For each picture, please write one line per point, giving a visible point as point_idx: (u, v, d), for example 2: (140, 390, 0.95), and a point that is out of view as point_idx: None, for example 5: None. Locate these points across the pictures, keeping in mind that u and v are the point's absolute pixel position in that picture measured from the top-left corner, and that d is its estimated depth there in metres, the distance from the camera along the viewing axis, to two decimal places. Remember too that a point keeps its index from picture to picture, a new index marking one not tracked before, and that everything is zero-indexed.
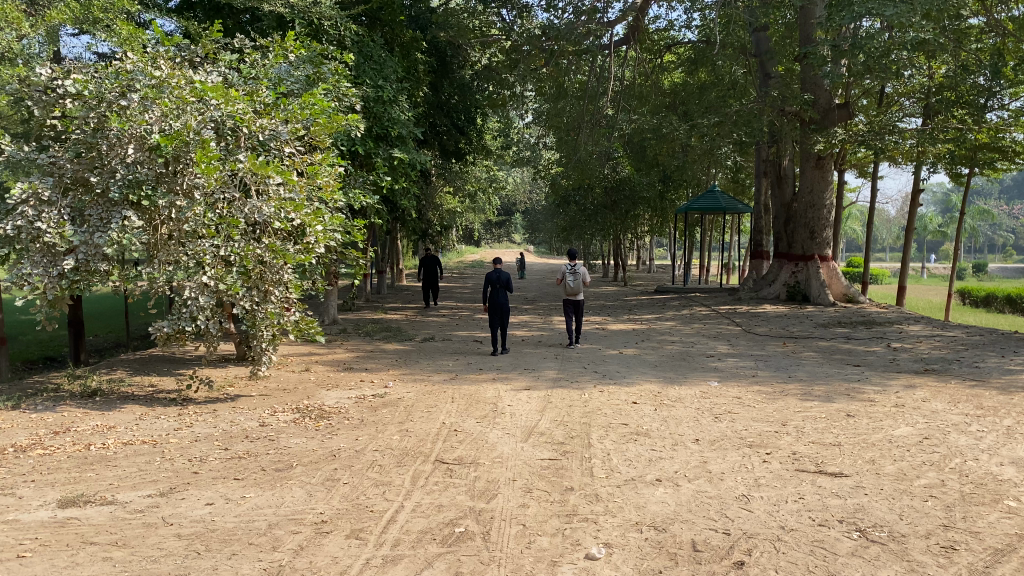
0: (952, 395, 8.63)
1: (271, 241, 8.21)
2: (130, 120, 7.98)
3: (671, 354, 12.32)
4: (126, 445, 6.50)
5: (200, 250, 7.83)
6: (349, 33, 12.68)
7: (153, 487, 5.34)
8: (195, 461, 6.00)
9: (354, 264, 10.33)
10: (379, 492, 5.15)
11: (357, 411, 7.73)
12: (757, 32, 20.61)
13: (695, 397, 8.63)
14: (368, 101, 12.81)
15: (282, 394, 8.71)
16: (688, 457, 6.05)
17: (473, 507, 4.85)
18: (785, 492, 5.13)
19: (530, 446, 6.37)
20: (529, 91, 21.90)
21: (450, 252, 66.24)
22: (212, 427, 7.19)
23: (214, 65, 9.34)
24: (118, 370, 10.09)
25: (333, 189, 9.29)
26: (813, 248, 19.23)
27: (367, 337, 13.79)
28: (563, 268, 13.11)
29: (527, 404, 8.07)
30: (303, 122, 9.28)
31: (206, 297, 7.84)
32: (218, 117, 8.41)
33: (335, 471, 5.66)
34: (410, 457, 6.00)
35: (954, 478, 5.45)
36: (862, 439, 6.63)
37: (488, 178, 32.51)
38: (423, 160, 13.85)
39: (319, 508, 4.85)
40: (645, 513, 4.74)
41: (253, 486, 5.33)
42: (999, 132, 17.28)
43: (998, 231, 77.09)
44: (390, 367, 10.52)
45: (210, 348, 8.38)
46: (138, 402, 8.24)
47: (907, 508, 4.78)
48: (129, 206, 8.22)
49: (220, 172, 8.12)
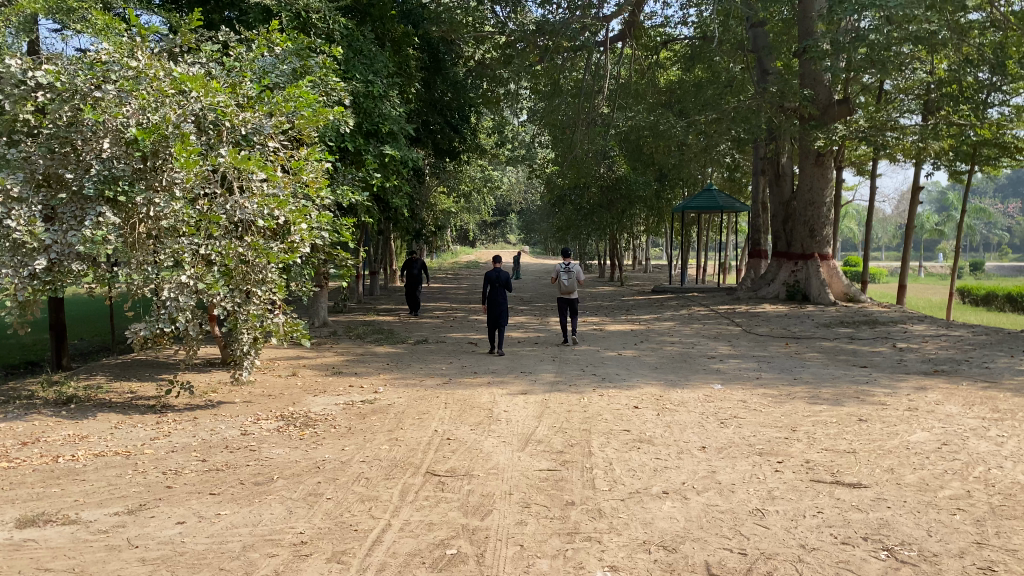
0: (965, 397, 8.29)
1: (254, 240, 7.86)
2: (105, 112, 7.63)
3: (671, 356, 11.99)
4: (97, 457, 6.11)
5: (179, 248, 7.45)
6: (338, 26, 12.35)
7: (122, 504, 4.97)
8: (170, 474, 5.62)
9: (342, 265, 9.93)
10: (365, 509, 4.78)
11: (345, 419, 7.34)
12: (755, 27, 20.13)
13: (699, 400, 8.26)
14: (358, 96, 12.49)
15: (267, 400, 8.30)
16: (695, 466, 5.70)
17: (466, 525, 4.48)
18: (803, 506, 4.77)
19: (528, 455, 6.01)
20: (524, 87, 21.55)
21: (445, 253, 65.98)
22: (191, 436, 6.81)
23: (196, 58, 8.99)
24: (98, 375, 9.70)
25: (320, 186, 8.90)
26: (813, 246, 18.91)
27: (359, 340, 13.43)
28: (558, 267, 12.82)
29: (524, 409, 7.71)
30: (288, 115, 8.89)
31: (186, 297, 7.44)
32: (198, 110, 8.07)
33: (319, 484, 5.29)
34: (399, 469, 5.62)
35: (981, 489, 5.09)
36: (878, 446, 6.26)
37: (482, 178, 32.13)
38: (415, 157, 13.53)
39: (299, 527, 4.48)
40: (653, 530, 4.38)
41: (231, 502, 4.95)
42: (1001, 129, 16.93)
43: (994, 232, 76.99)
44: (381, 371, 10.14)
45: (190, 352, 7.97)
46: (115, 410, 7.84)
47: (935, 524, 4.42)
48: (105, 202, 7.86)
49: (201, 167, 7.76)
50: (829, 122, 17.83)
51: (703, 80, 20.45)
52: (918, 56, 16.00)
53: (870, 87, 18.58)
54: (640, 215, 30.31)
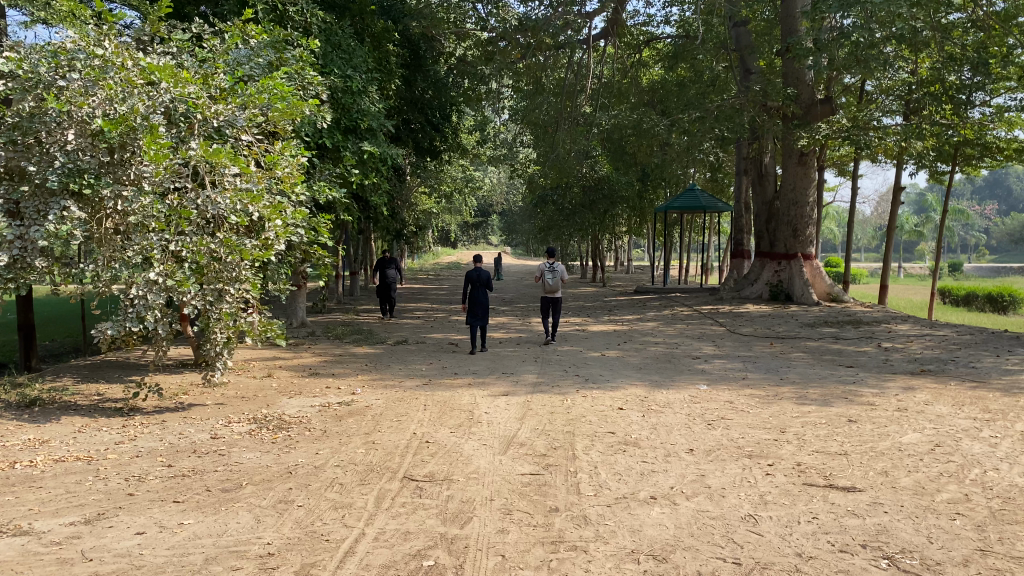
0: (955, 397, 8.16)
1: (226, 236, 7.49)
2: (68, 102, 7.27)
3: (656, 356, 11.78)
4: (57, 462, 5.80)
5: (148, 245, 7.10)
6: (315, 19, 12.05)
7: (79, 513, 4.67)
8: (133, 481, 5.33)
9: (319, 264, 9.59)
10: (337, 517, 4.52)
11: (320, 421, 7.07)
12: (738, 28, 20.53)
13: (685, 401, 8.07)
14: (336, 91, 12.18)
15: (240, 402, 8.01)
16: (683, 470, 5.48)
17: (445, 534, 4.24)
18: (796, 511, 4.58)
19: (509, 459, 5.77)
20: (506, 86, 21.29)
21: (426, 255, 65.50)
22: (158, 440, 6.51)
23: (166, 48, 8.67)
24: (65, 377, 9.33)
25: (295, 181, 8.53)
26: (796, 246, 18.78)
27: (337, 341, 13.11)
28: (542, 266, 12.61)
29: (506, 411, 7.48)
30: (261, 108, 8.55)
31: (155, 295, 7.10)
32: (168, 101, 7.77)
33: (289, 491, 5.03)
34: (375, 474, 5.37)
35: (979, 492, 4.92)
36: (869, 447, 6.09)
37: (463, 178, 31.86)
38: (395, 154, 13.25)
39: (267, 537, 4.22)
40: (641, 538, 4.17)
41: (195, 510, 4.67)
42: (982, 129, 17.10)
43: (972, 232, 77.61)
44: (359, 372, 9.85)
45: (159, 353, 7.61)
46: (80, 413, 7.52)
47: (935, 529, 4.25)
48: (70, 196, 7.51)
49: (171, 160, 7.44)
50: (811, 122, 17.75)
51: (686, 79, 20.37)
52: (901, 55, 15.98)
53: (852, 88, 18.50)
54: (623, 215, 30.22)
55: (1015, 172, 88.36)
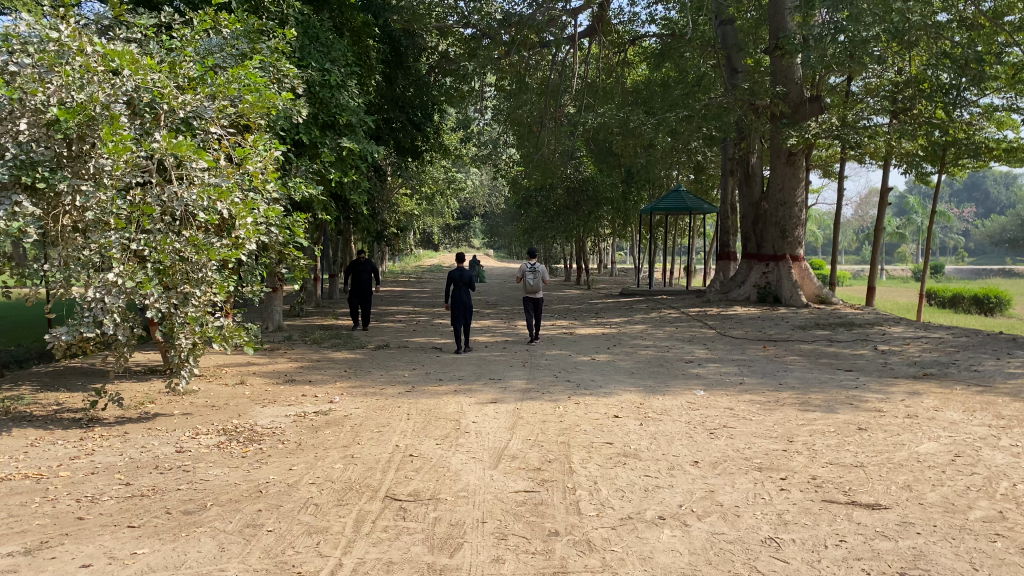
0: (964, 402, 7.78)
1: (192, 234, 6.90)
2: (21, 89, 6.65)
3: (648, 360, 11.35)
4: (3, 481, 5.27)
5: (106, 243, 6.47)
6: (292, 11, 11.52)
7: (20, 541, 4.15)
8: (85, 503, 4.81)
9: (294, 266, 8.96)
10: (311, 544, 4.04)
11: (295, 433, 6.57)
12: (724, 26, 19.86)
13: (683, 408, 7.63)
14: (313, 85, 11.63)
15: (209, 412, 7.46)
16: (690, 486, 5.03)
17: (432, 564, 3.77)
18: (821, 533, 4.15)
19: (501, 474, 5.30)
20: (489, 85, 20.80)
21: (410, 259, 64.92)
22: (116, 455, 5.96)
23: (131, 35, 8.11)
24: (25, 386, 8.73)
25: (269, 177, 7.95)
26: (785, 247, 18.45)
27: (315, 346, 12.56)
28: (522, 267, 12.13)
29: (494, 420, 7.00)
30: (231, 99, 8.00)
31: (113, 297, 6.45)
32: (131, 90, 7.19)
33: (259, 513, 4.53)
34: (354, 493, 4.89)
35: (1014, 509, 4.52)
36: (886, 458, 5.68)
37: (446, 179, 31.36)
38: (375, 152, 12.71)
39: (230, 571, 3.72)
40: (654, 568, 3.72)
41: (151, 538, 4.16)
42: (970, 129, 16.82)
43: (952, 235, 77.95)
44: (337, 378, 9.34)
45: (120, 359, 7.03)
46: (34, 424, 6.97)
47: (974, 553, 3.84)
48: (22, 190, 6.89)
49: (133, 153, 6.82)
50: (801, 120, 17.20)
51: (672, 79, 20.03)
52: (890, 53, 15.66)
53: (840, 88, 18.24)
54: (607, 218, 30.00)
55: (993, 176, 88.93)
